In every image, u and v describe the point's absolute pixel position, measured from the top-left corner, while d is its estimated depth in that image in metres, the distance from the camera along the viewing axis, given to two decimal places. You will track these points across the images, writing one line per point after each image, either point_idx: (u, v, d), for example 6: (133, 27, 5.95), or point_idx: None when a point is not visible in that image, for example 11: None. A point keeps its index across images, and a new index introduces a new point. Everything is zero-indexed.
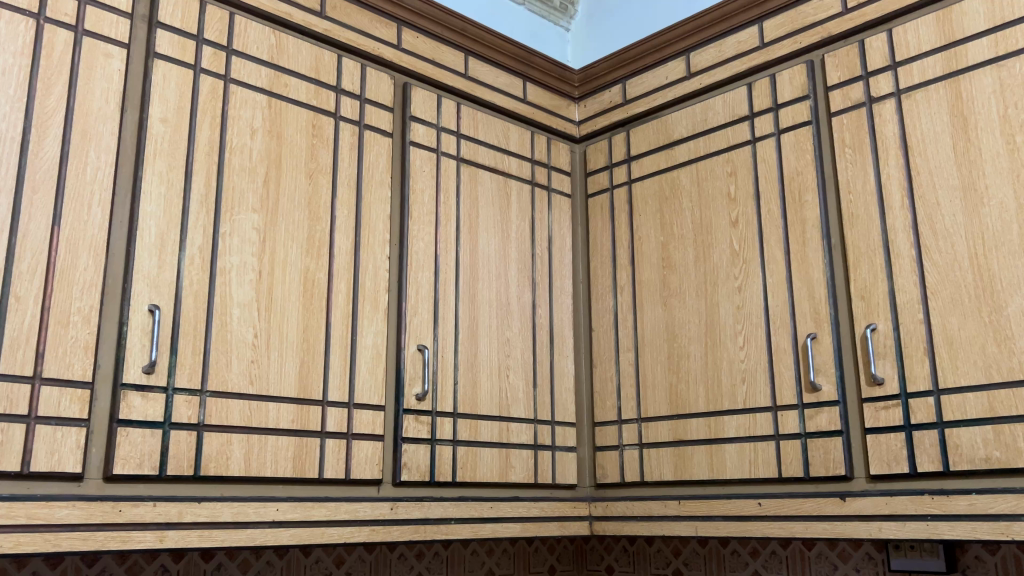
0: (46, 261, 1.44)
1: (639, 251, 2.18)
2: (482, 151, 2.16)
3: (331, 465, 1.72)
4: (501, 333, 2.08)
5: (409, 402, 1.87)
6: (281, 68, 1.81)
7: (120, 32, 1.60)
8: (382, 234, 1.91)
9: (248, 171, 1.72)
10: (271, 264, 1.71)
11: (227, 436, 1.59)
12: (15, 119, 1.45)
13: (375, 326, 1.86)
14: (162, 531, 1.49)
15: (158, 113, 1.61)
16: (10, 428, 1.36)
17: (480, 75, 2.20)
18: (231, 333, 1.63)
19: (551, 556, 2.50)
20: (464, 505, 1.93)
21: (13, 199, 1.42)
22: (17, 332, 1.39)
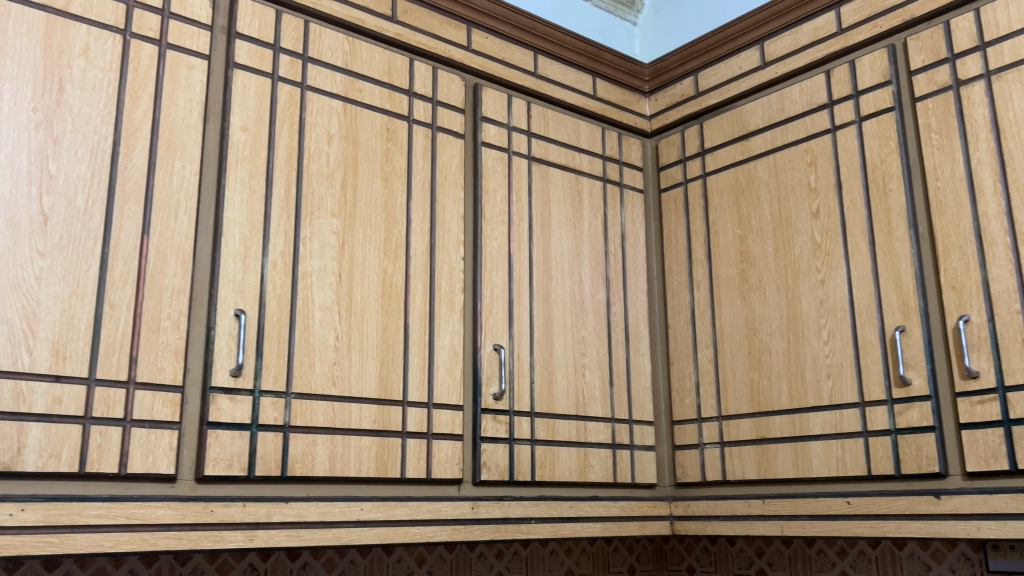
0: (137, 269, 1.48)
1: (715, 246, 2.14)
2: (553, 150, 2.15)
3: (413, 464, 1.74)
4: (576, 331, 2.07)
5: (487, 402, 1.88)
6: (356, 74, 1.83)
7: (201, 44, 1.64)
8: (457, 234, 1.92)
9: (326, 176, 1.74)
10: (350, 267, 1.74)
11: (312, 437, 1.61)
12: (105, 132, 1.50)
13: (452, 327, 1.87)
14: (252, 531, 1.52)
15: (239, 121, 1.65)
16: (108, 431, 1.41)
17: (550, 73, 2.19)
18: (314, 335, 1.66)
19: (631, 556, 2.48)
20: (544, 504, 1.92)
21: (106, 210, 1.47)
22: (112, 338, 1.44)
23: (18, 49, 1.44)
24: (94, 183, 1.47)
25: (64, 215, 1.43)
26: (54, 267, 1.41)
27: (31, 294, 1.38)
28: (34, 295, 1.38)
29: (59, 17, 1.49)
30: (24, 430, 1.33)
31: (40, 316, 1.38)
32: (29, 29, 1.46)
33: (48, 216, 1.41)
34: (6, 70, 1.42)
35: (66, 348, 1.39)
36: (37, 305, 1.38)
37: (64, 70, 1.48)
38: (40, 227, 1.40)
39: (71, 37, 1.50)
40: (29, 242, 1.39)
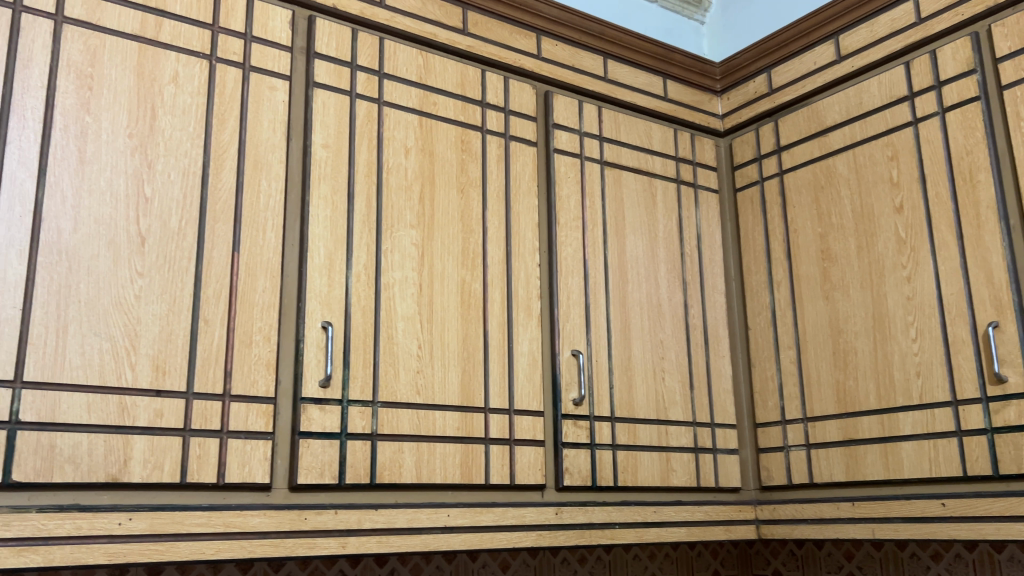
0: (229, 286, 1.54)
1: (795, 244, 2.11)
2: (625, 153, 2.15)
3: (496, 471, 1.75)
4: (654, 335, 2.06)
5: (567, 408, 1.88)
6: (430, 88, 1.87)
7: (282, 66, 1.69)
8: (532, 241, 1.93)
9: (404, 189, 1.78)
10: (430, 277, 1.77)
11: (398, 445, 1.65)
12: (195, 155, 1.55)
13: (530, 333, 1.88)
14: (344, 537, 1.55)
15: (320, 139, 1.69)
16: (206, 442, 1.46)
17: (621, 76, 2.19)
18: (398, 345, 1.69)
19: (715, 561, 2.45)
20: (628, 509, 1.92)
21: (198, 230, 1.53)
22: (207, 352, 1.50)
23: (114, 78, 1.51)
24: (186, 204, 1.53)
25: (160, 236, 1.49)
26: (152, 286, 1.47)
27: (132, 312, 1.44)
28: (134, 313, 1.44)
29: (150, 46, 1.56)
30: (130, 443, 1.39)
31: (141, 333, 1.44)
32: (123, 59, 1.53)
33: (145, 237, 1.48)
34: (104, 99, 1.49)
35: (165, 363, 1.45)
36: (138, 323, 1.44)
37: (156, 97, 1.54)
38: (138, 248, 1.46)
39: (161, 65, 1.56)
40: (129, 262, 1.45)
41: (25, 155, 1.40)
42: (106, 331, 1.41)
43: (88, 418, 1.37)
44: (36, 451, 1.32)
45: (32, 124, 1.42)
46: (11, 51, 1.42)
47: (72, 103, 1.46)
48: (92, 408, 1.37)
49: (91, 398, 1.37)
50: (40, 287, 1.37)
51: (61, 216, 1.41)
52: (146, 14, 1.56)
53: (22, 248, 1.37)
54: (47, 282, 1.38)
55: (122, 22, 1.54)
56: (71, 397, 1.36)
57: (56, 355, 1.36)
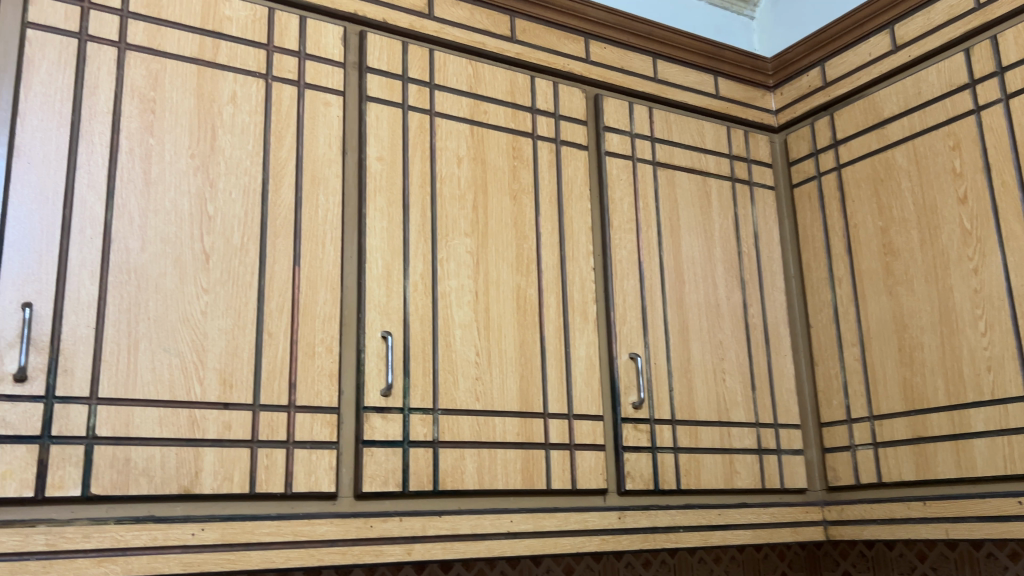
0: (291, 299, 1.57)
1: (856, 240, 2.07)
2: (678, 153, 2.13)
3: (558, 475, 1.76)
4: (713, 336, 2.04)
5: (627, 411, 1.88)
6: (480, 97, 1.88)
7: (336, 81, 1.72)
8: (586, 245, 1.93)
9: (458, 198, 1.79)
10: (486, 284, 1.78)
11: (460, 452, 1.66)
12: (255, 172, 1.59)
13: (587, 337, 1.88)
14: (409, 544, 1.57)
15: (374, 152, 1.72)
16: (273, 452, 1.49)
17: (671, 76, 2.18)
18: (456, 352, 1.71)
19: (782, 563, 2.41)
20: (691, 512, 1.90)
21: (260, 245, 1.56)
22: (272, 364, 1.53)
23: (175, 101, 1.55)
24: (248, 221, 1.57)
25: (223, 252, 1.53)
26: (218, 301, 1.50)
27: (198, 328, 1.48)
28: (201, 328, 1.48)
29: (209, 68, 1.60)
30: (200, 456, 1.43)
31: (208, 348, 1.48)
32: (184, 81, 1.57)
33: (209, 254, 1.52)
34: (166, 122, 1.54)
35: (232, 377, 1.49)
36: (204, 338, 1.48)
37: (216, 117, 1.58)
38: (203, 265, 1.50)
39: (219, 86, 1.60)
40: (194, 279, 1.49)
41: (94, 179, 1.45)
42: (175, 347, 1.45)
43: (160, 432, 1.41)
44: (112, 464, 1.36)
45: (99, 148, 1.47)
46: (78, 79, 1.47)
47: (136, 126, 1.51)
48: (164, 421, 1.41)
49: (162, 412, 1.42)
50: (112, 306, 1.42)
51: (129, 236, 1.45)
52: (204, 37, 1.61)
53: (94, 269, 1.42)
54: (118, 301, 1.42)
55: (182, 46, 1.58)
56: (144, 411, 1.40)
57: (128, 371, 1.41)
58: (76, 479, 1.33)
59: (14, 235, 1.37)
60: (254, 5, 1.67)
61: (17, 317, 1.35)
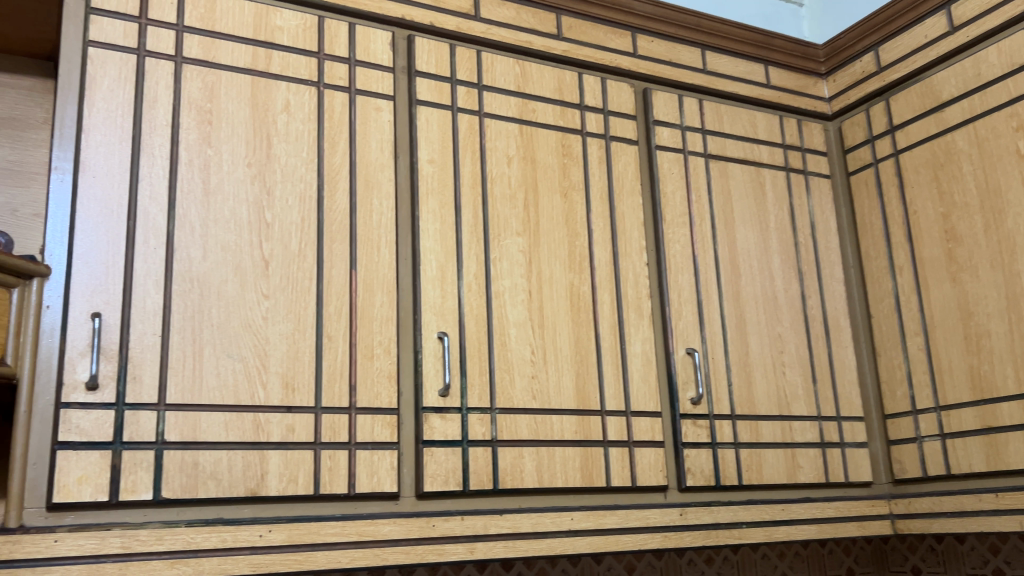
0: (349, 303, 1.59)
1: (916, 227, 2.03)
2: (730, 145, 2.11)
3: (617, 473, 1.75)
4: (771, 329, 2.01)
5: (685, 407, 1.86)
6: (529, 96, 1.88)
7: (386, 86, 1.74)
8: (639, 240, 1.92)
9: (509, 198, 1.80)
10: (539, 283, 1.78)
11: (519, 450, 1.67)
12: (310, 179, 1.62)
13: (643, 333, 1.86)
14: (472, 543, 1.58)
15: (426, 155, 1.73)
16: (336, 454, 1.51)
17: (720, 67, 2.16)
18: (512, 351, 1.71)
19: (848, 558, 2.37)
20: (754, 508, 1.88)
21: (317, 251, 1.59)
22: (333, 367, 1.55)
23: (231, 111, 1.59)
24: (305, 226, 1.59)
25: (282, 258, 1.56)
26: (278, 306, 1.53)
27: (260, 333, 1.51)
28: (263, 333, 1.51)
29: (263, 78, 1.63)
30: (266, 458, 1.46)
31: (270, 352, 1.51)
32: (239, 91, 1.60)
33: (269, 260, 1.54)
34: (223, 132, 1.57)
35: (294, 381, 1.52)
36: (266, 343, 1.51)
37: (271, 126, 1.61)
38: (263, 271, 1.53)
39: (273, 95, 1.63)
40: (255, 285, 1.52)
41: (155, 191, 1.49)
42: (238, 352, 1.48)
43: (226, 436, 1.44)
44: (181, 468, 1.40)
45: (160, 161, 1.50)
46: (138, 94, 1.51)
47: (194, 138, 1.54)
48: (230, 425, 1.45)
49: (228, 416, 1.45)
50: (176, 314, 1.45)
51: (191, 245, 1.49)
52: (257, 47, 1.64)
53: (159, 278, 1.45)
54: (182, 309, 1.46)
55: (236, 57, 1.61)
56: (210, 416, 1.43)
57: (194, 376, 1.44)
58: (147, 483, 1.37)
59: (82, 248, 1.41)
60: (305, 14, 1.70)
61: (87, 328, 1.39)
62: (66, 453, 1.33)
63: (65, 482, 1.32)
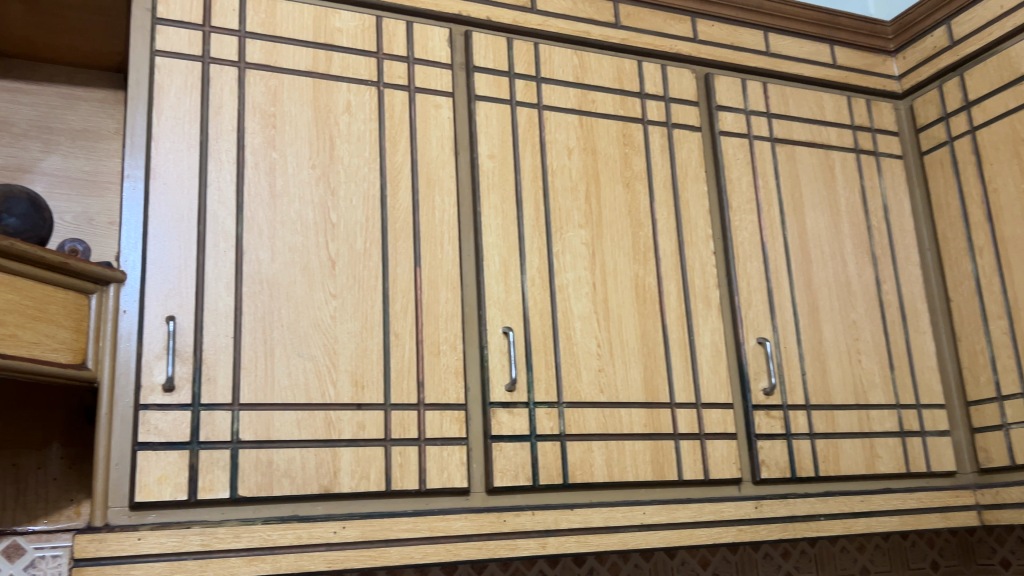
0: (414, 300, 1.60)
1: (996, 206, 1.94)
2: (797, 128, 2.05)
3: (689, 466, 1.72)
4: (845, 315, 1.96)
5: (757, 398, 1.82)
6: (588, 86, 1.87)
7: (445, 83, 1.74)
8: (705, 229, 1.89)
9: (570, 190, 1.78)
10: (603, 276, 1.76)
11: (588, 444, 1.65)
12: (372, 178, 1.63)
13: (711, 324, 1.83)
14: (543, 538, 1.57)
15: (485, 150, 1.73)
16: (406, 450, 1.52)
17: (784, 49, 2.10)
18: (577, 345, 1.70)
19: (932, 551, 2.31)
20: (832, 500, 1.83)
21: (382, 249, 1.60)
22: (400, 364, 1.56)
23: (294, 114, 1.61)
24: (369, 225, 1.60)
25: (348, 258, 1.57)
26: (345, 305, 1.55)
27: (329, 332, 1.52)
28: (332, 332, 1.53)
29: (324, 80, 1.64)
30: (338, 456, 1.48)
31: (339, 351, 1.52)
32: (301, 94, 1.62)
33: (335, 260, 1.56)
34: (287, 135, 1.59)
35: (363, 378, 1.53)
36: (335, 341, 1.52)
37: (333, 127, 1.63)
38: (330, 271, 1.55)
39: (335, 97, 1.64)
40: (323, 285, 1.54)
41: (224, 195, 1.52)
42: (308, 352, 1.50)
43: (299, 434, 1.46)
44: (256, 466, 1.42)
45: (227, 165, 1.53)
46: (204, 101, 1.54)
47: (259, 142, 1.57)
48: (302, 424, 1.47)
49: (300, 415, 1.47)
50: (248, 315, 1.48)
51: (259, 248, 1.51)
52: (317, 50, 1.65)
53: (229, 281, 1.48)
54: (253, 310, 1.48)
55: (297, 60, 1.63)
56: (283, 414, 1.46)
57: (266, 376, 1.46)
58: (224, 482, 1.40)
59: (155, 253, 1.45)
60: (363, 15, 1.71)
61: (163, 331, 1.42)
62: (146, 453, 1.37)
63: (146, 482, 1.36)
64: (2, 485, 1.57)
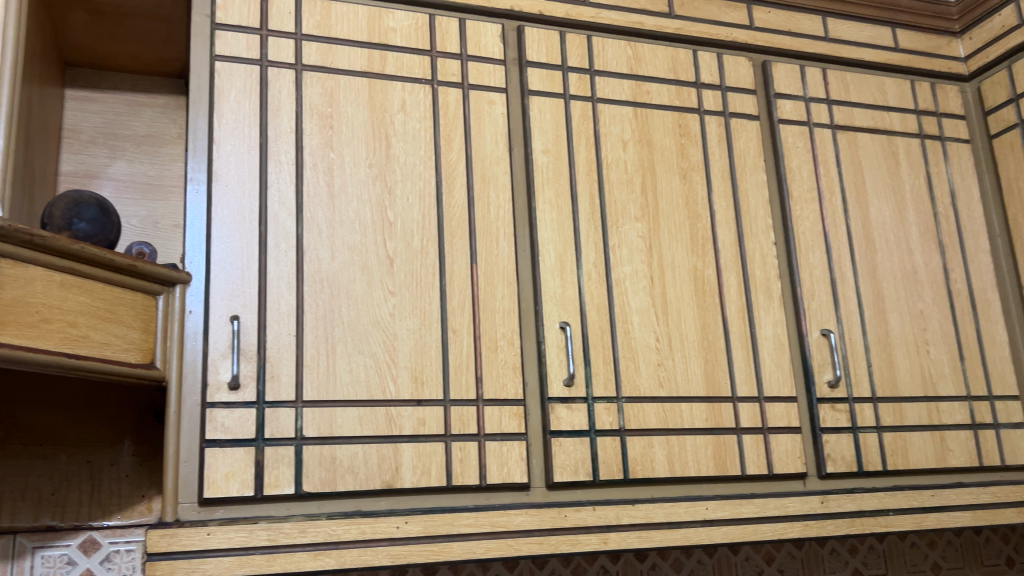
0: (471, 296, 1.60)
1: None
2: (858, 114, 2.01)
3: (752, 461, 1.70)
4: (912, 305, 1.91)
5: (822, 391, 1.79)
6: (642, 77, 1.85)
7: (498, 79, 1.74)
8: (765, 219, 1.85)
9: (626, 183, 1.77)
10: (661, 269, 1.74)
11: (648, 439, 1.64)
12: (428, 176, 1.64)
13: (773, 316, 1.80)
14: (605, 533, 1.56)
15: (540, 145, 1.72)
16: (466, 445, 1.53)
17: (843, 33, 2.05)
18: (636, 339, 1.69)
19: (1007, 547, 2.25)
20: (901, 494, 1.78)
21: (438, 246, 1.61)
22: (458, 360, 1.57)
23: (350, 115, 1.62)
24: (426, 223, 1.61)
25: (406, 256, 1.58)
26: (404, 303, 1.56)
27: (389, 329, 1.54)
28: (391, 329, 1.54)
29: (379, 79, 1.66)
30: (399, 451, 1.49)
31: (399, 347, 1.54)
32: (357, 94, 1.64)
33: (393, 258, 1.57)
34: (344, 135, 1.61)
35: (423, 374, 1.54)
36: (395, 338, 1.54)
37: (389, 126, 1.64)
38: (388, 269, 1.56)
39: (390, 96, 1.66)
40: (381, 283, 1.56)
41: (284, 196, 1.54)
42: (368, 349, 1.52)
43: (361, 430, 1.48)
44: (320, 463, 1.44)
45: (286, 166, 1.56)
46: (263, 104, 1.57)
47: (317, 142, 1.59)
48: (364, 420, 1.48)
49: (361, 411, 1.48)
50: (309, 313, 1.50)
51: (319, 246, 1.53)
52: (372, 50, 1.67)
53: (291, 280, 1.51)
54: (315, 308, 1.51)
55: (352, 60, 1.65)
56: (345, 411, 1.48)
57: (328, 373, 1.48)
58: (289, 478, 1.42)
59: (218, 254, 1.48)
60: (416, 14, 1.72)
61: (227, 330, 1.45)
62: (214, 450, 1.40)
63: (214, 478, 1.39)
64: (77, 481, 1.62)
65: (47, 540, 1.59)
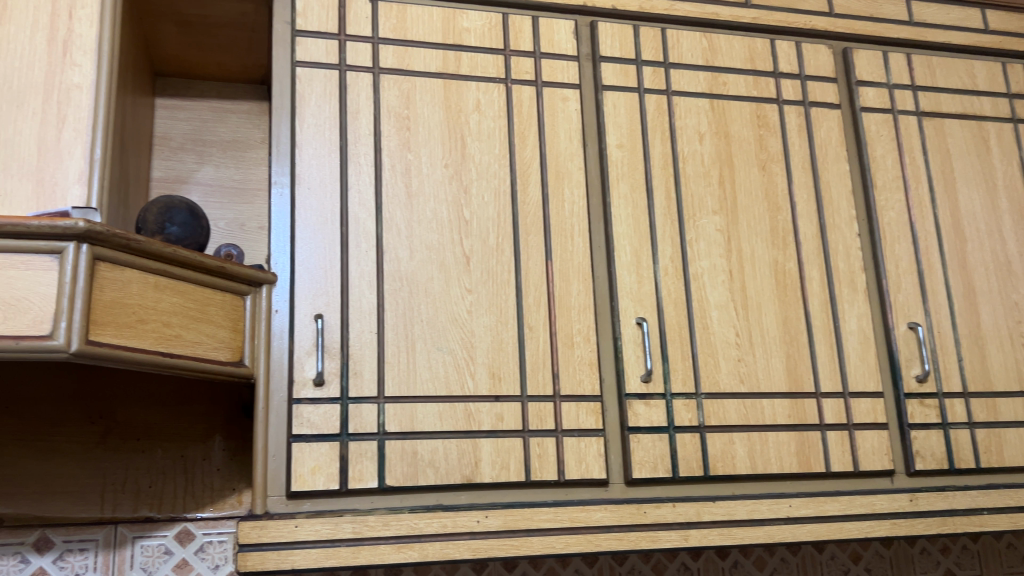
0: (547, 293, 1.61)
1: None
2: (945, 99, 1.94)
3: (837, 459, 1.66)
4: (1006, 296, 1.84)
5: (910, 386, 1.73)
6: (718, 69, 1.82)
7: (571, 75, 1.74)
8: (848, 210, 1.81)
9: (703, 176, 1.75)
10: (740, 263, 1.72)
11: (729, 436, 1.62)
12: (502, 174, 1.65)
13: (857, 309, 1.76)
14: (685, 530, 1.55)
15: (614, 140, 1.72)
16: (544, 441, 1.54)
17: (929, 16, 1.98)
18: (715, 334, 1.67)
19: None
20: (996, 493, 1.72)
21: (514, 243, 1.62)
22: (535, 356, 1.58)
23: (427, 116, 1.65)
24: (501, 221, 1.63)
25: (482, 254, 1.60)
26: (481, 300, 1.58)
27: (466, 327, 1.56)
28: (469, 327, 1.56)
29: (453, 80, 1.68)
30: (478, 446, 1.51)
31: (476, 344, 1.56)
32: (432, 95, 1.66)
33: (470, 257, 1.59)
34: (421, 136, 1.64)
35: (500, 370, 1.55)
36: (473, 335, 1.56)
37: (464, 126, 1.66)
38: (465, 267, 1.59)
39: (464, 96, 1.68)
40: (459, 281, 1.58)
41: (364, 198, 1.58)
42: (447, 345, 1.54)
43: (440, 425, 1.50)
44: (402, 457, 1.47)
45: (366, 168, 1.59)
46: (342, 108, 1.61)
47: (395, 144, 1.62)
48: (443, 415, 1.51)
49: (441, 406, 1.51)
50: (390, 311, 1.53)
51: (398, 246, 1.56)
52: (446, 51, 1.69)
53: (372, 279, 1.54)
54: (394, 306, 1.54)
55: (428, 62, 1.67)
56: (425, 406, 1.50)
57: (409, 369, 1.51)
58: (372, 472, 1.45)
59: (302, 255, 1.52)
60: (489, 14, 1.74)
61: (311, 328, 1.49)
62: (300, 445, 1.44)
63: (300, 472, 1.43)
64: (173, 474, 1.70)
65: (147, 530, 1.66)
